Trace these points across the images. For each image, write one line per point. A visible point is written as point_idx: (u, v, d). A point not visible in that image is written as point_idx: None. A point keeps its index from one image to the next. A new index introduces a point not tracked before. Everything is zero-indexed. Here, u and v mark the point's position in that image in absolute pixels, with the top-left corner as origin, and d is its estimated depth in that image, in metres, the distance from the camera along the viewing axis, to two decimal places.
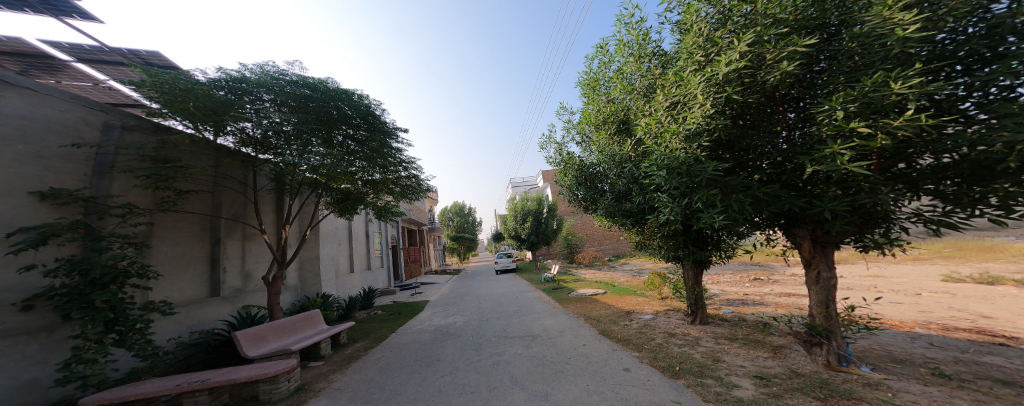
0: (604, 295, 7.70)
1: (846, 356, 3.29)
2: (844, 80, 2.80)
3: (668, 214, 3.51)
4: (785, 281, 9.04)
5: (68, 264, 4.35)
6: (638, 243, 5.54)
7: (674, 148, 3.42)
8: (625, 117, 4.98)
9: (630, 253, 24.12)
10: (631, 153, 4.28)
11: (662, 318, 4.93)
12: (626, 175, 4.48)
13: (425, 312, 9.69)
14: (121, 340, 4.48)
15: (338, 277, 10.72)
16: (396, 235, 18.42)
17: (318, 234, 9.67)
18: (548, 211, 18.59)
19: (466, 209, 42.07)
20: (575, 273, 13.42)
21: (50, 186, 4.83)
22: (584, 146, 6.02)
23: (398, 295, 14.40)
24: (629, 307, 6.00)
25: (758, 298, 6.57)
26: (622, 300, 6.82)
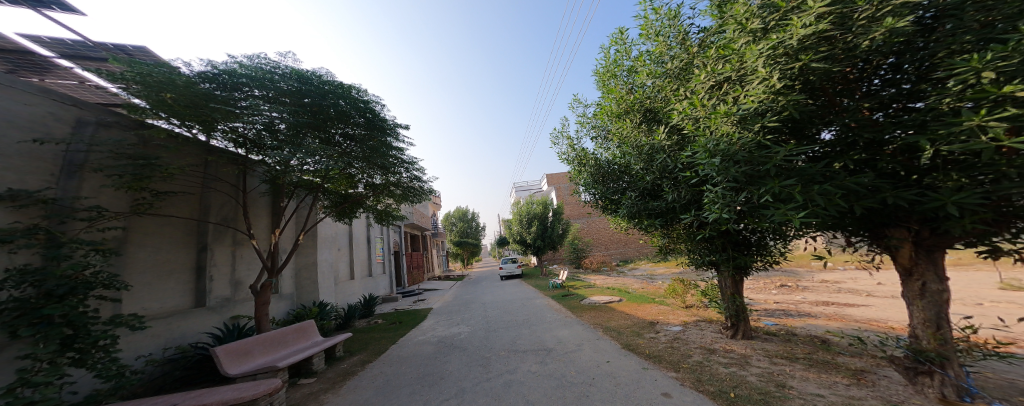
0: (622, 303, 7.19)
1: (968, 389, 2.74)
2: (975, 38, 2.23)
3: (717, 213, 3.05)
4: (819, 289, 8.47)
5: (17, 274, 3.69)
6: (661, 248, 5.04)
7: (725, 134, 2.97)
8: (655, 108, 4.49)
9: (638, 257, 23.57)
10: (662, 142, 3.84)
11: (694, 331, 4.41)
12: (657, 169, 4.04)
13: (429, 321, 9.09)
14: (81, 359, 3.77)
15: (337, 284, 10.18)
16: (399, 241, 17.89)
17: (314, 238, 9.10)
18: (554, 215, 18.08)
19: (469, 214, 41.71)
20: (585, 279, 12.87)
21: (11, 187, 4.24)
22: (600, 140, 5.59)
23: (400, 302, 13.84)
24: (652, 317, 5.48)
25: (799, 308, 6.02)
26: (642, 308, 6.31)
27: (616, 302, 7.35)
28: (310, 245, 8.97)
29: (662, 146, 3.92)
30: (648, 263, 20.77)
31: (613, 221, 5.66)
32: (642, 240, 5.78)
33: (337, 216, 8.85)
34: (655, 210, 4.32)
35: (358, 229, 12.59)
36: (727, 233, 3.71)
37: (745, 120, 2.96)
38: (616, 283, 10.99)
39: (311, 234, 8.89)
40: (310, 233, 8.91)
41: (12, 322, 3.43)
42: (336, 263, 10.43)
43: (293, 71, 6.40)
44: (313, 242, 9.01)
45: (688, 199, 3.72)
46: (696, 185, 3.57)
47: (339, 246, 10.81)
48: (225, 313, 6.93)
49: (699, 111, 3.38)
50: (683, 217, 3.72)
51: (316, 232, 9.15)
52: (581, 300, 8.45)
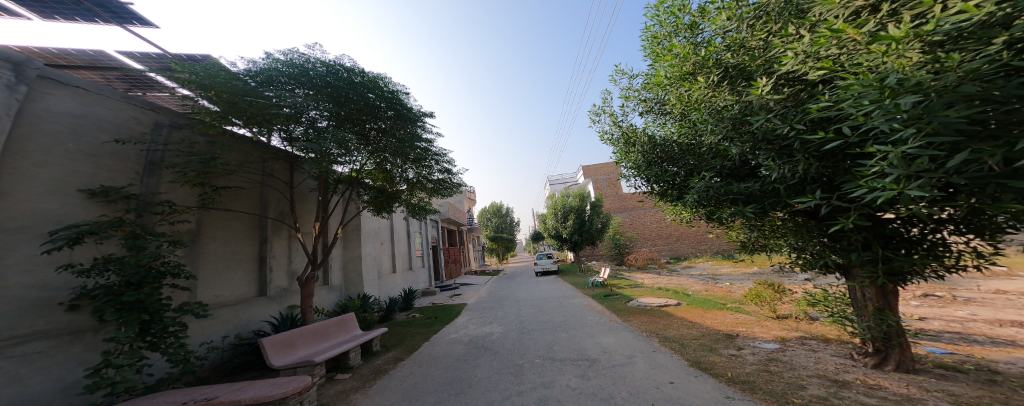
0: (676, 306, 5.96)
1: None
2: None
3: (914, 192, 1.59)
4: (944, 291, 6.42)
5: (102, 262, 3.37)
6: (743, 242, 3.77)
7: (898, 69, 1.70)
8: (735, 71, 2.98)
9: (691, 254, 21.12)
10: (762, 99, 2.43)
11: (800, 352, 3.14)
12: (739, 141, 2.69)
13: (463, 316, 8.80)
14: (156, 345, 3.47)
15: (380, 278, 10.26)
16: (436, 236, 18.03)
17: (365, 232, 9.27)
18: (593, 208, 16.81)
19: (505, 210, 41.74)
20: (629, 277, 11.57)
21: (103, 184, 4.08)
22: (648, 115, 4.27)
23: (439, 296, 13.85)
24: (726, 327, 4.24)
25: (938, 320, 4.34)
26: (708, 314, 5.05)
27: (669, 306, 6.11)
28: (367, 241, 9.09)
29: (763, 107, 2.51)
30: (704, 260, 18.41)
31: (670, 210, 4.64)
32: (711, 234, 4.58)
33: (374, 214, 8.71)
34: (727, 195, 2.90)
35: (398, 224, 12.74)
36: (878, 216, 2.40)
37: (939, 47, 1.70)
38: (667, 283, 9.57)
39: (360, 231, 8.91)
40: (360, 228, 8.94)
41: (99, 307, 3.26)
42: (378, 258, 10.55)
43: (323, 65, 5.91)
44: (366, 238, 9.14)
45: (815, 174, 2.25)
46: (827, 150, 2.28)
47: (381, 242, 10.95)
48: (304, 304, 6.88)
49: (836, 50, 2.05)
50: (793, 199, 2.39)
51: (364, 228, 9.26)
52: (625, 301, 7.34)
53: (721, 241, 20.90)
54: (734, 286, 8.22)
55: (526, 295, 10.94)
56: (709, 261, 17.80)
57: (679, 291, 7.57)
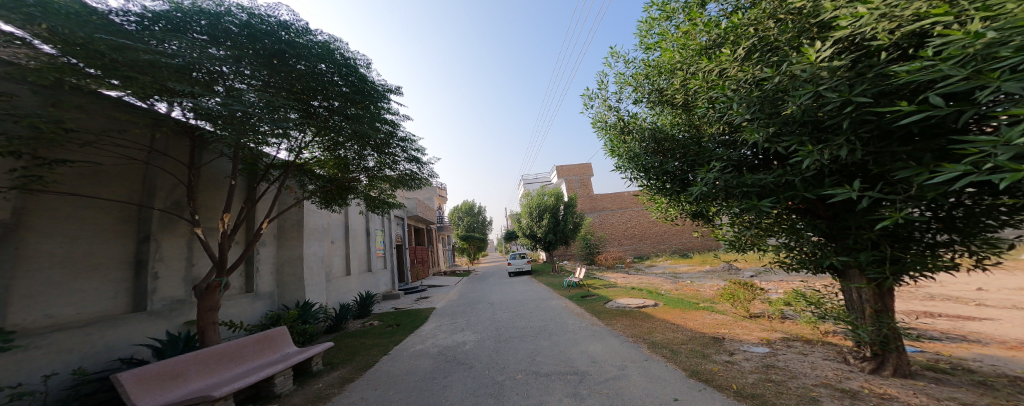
0: (663, 308, 5.94)
1: None
2: None
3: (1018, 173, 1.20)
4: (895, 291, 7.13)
5: None
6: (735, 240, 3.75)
7: None
8: (756, 48, 2.62)
9: (652, 253, 22.44)
10: (818, 64, 2.03)
11: (796, 357, 3.09)
12: (760, 124, 2.47)
13: (429, 323, 7.90)
14: None
15: (333, 281, 8.92)
16: (402, 233, 16.64)
17: (318, 228, 7.95)
18: (566, 208, 16.79)
19: (474, 208, 40.92)
20: (604, 277, 11.64)
21: None
22: (649, 103, 4.11)
23: (402, 300, 12.69)
24: (717, 330, 4.22)
25: (904, 318, 4.68)
26: (697, 316, 5.06)
27: (653, 308, 6.08)
28: (316, 236, 7.78)
29: (813, 79, 2.09)
30: (664, 260, 19.61)
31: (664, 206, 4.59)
32: (696, 231, 4.60)
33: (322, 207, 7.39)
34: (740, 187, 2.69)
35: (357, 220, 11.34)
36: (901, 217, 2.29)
37: None
38: (643, 283, 9.77)
39: (311, 224, 7.61)
40: (311, 222, 7.63)
41: None
42: (331, 258, 9.18)
43: (247, 13, 4.61)
44: (316, 234, 7.83)
45: (858, 158, 2.02)
46: (876, 132, 2.01)
47: (334, 239, 9.57)
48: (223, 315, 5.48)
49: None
50: (824, 190, 2.16)
51: (318, 224, 7.94)
52: (608, 303, 7.23)
53: (678, 242, 22.53)
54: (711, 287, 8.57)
55: (500, 297, 10.38)
56: (669, 261, 18.99)
57: (658, 293, 7.69)
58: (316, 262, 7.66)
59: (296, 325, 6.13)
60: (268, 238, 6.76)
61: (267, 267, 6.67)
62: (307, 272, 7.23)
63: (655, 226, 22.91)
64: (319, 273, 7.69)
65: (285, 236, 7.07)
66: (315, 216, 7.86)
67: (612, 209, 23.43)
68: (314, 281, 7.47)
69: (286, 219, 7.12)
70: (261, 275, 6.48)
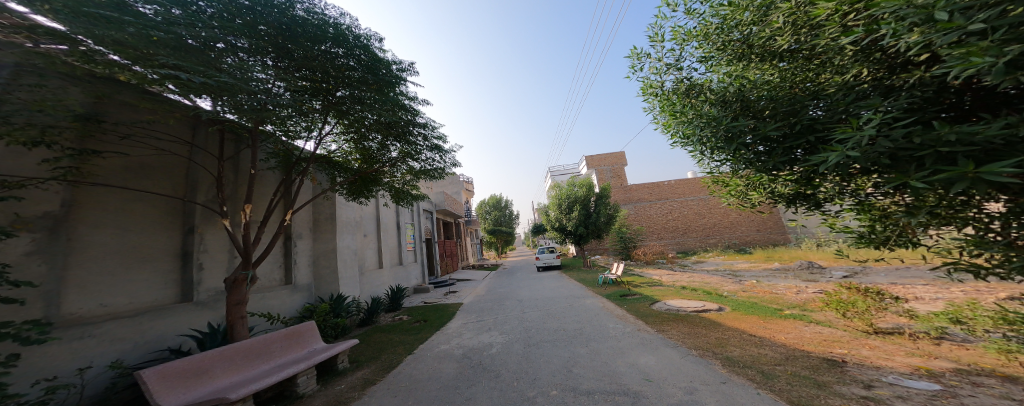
0: (728, 313, 4.73)
1: None
2: None
3: None
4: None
5: None
6: (870, 217, 2.65)
7: None
8: None
9: (699, 248, 20.13)
10: None
11: (1001, 403, 1.90)
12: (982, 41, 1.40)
13: (458, 320, 7.54)
14: None
15: (366, 275, 8.90)
16: (431, 228, 16.64)
17: (351, 220, 7.94)
18: (598, 198, 15.61)
19: (504, 203, 40.66)
20: (643, 273, 10.39)
21: None
22: (723, 61, 3.08)
23: (433, 294, 12.62)
24: (826, 348, 3.05)
25: None
26: (783, 327, 3.83)
27: (716, 313, 4.84)
28: (350, 230, 7.77)
29: None
30: (715, 255, 17.41)
31: (751, 188, 3.73)
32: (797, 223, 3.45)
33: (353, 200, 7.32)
34: (916, 151, 1.64)
35: (387, 215, 11.34)
36: None
37: None
38: (691, 280, 8.41)
39: (345, 218, 7.59)
40: (344, 216, 7.60)
41: None
42: (363, 251, 9.20)
43: None
44: (350, 227, 7.80)
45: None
46: None
47: (365, 233, 9.63)
48: (262, 307, 5.44)
49: None
50: None
51: (351, 218, 7.94)
52: (653, 305, 6.12)
53: (730, 235, 19.98)
54: (771, 285, 7.15)
55: (530, 294, 9.72)
56: (721, 256, 16.78)
57: (714, 292, 6.40)
58: (351, 255, 7.65)
59: (329, 318, 6.03)
60: (304, 233, 6.78)
61: (304, 260, 6.68)
62: (342, 265, 7.20)
63: (700, 217, 20.61)
64: (353, 267, 7.66)
65: (320, 230, 7.08)
66: (349, 210, 7.84)
67: (650, 200, 21.27)
68: (348, 274, 7.43)
69: (321, 211, 7.14)
70: (299, 267, 6.50)
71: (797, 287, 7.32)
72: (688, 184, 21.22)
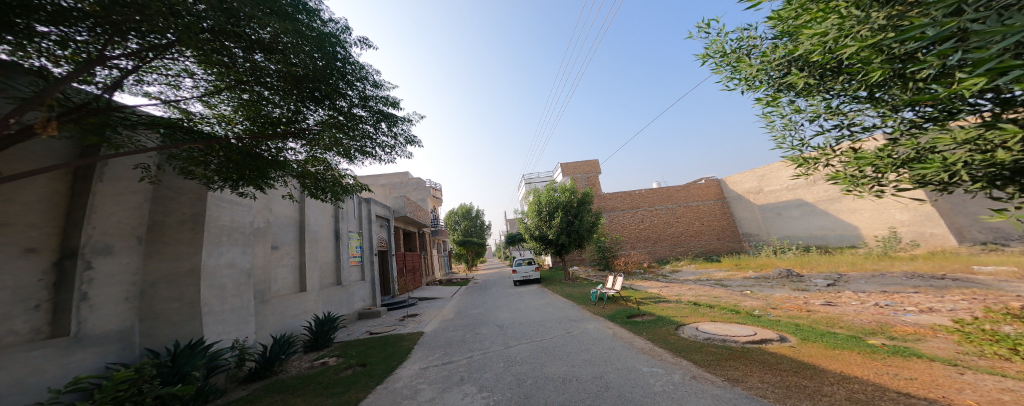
0: (806, 347, 3.39)
1: None
2: None
3: None
4: None
5: None
6: None
7: None
8: None
9: (670, 256, 20.14)
10: None
11: None
12: None
13: (406, 367, 5.34)
14: None
15: (271, 301, 6.52)
16: (388, 238, 14.09)
17: (237, 226, 5.54)
18: (580, 205, 14.33)
19: (473, 211, 38.60)
20: (638, 288, 9.13)
21: None
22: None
23: (384, 319, 10.22)
24: None
25: None
26: (933, 374, 2.51)
27: (784, 346, 3.50)
28: (228, 238, 5.32)
29: None
30: (687, 264, 17.33)
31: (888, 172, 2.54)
32: (1004, 212, 1.91)
33: (239, 194, 4.84)
34: None
35: (319, 220, 8.84)
36: None
37: None
38: (699, 296, 7.29)
39: (218, 222, 5.14)
40: (218, 219, 5.16)
41: None
42: (270, 270, 6.74)
43: None
44: (228, 236, 5.34)
45: None
46: None
47: (279, 245, 7.10)
48: None
49: None
50: None
51: (236, 221, 5.53)
52: (680, 333, 4.78)
53: (696, 244, 20.31)
54: (805, 304, 6.12)
55: (510, 316, 7.89)
56: (694, 265, 16.64)
57: (747, 314, 5.24)
58: (224, 275, 5.17)
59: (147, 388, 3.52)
60: (121, 247, 4.18)
61: (116, 292, 4.08)
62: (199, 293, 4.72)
63: (671, 226, 20.65)
64: (228, 296, 5.19)
65: (161, 242, 4.60)
66: (233, 213, 5.45)
67: (622, 209, 20.96)
68: (214, 307, 4.94)
69: (170, 211, 4.69)
70: (97, 305, 3.84)
71: (813, 301, 6.58)
72: (656, 194, 21.27)
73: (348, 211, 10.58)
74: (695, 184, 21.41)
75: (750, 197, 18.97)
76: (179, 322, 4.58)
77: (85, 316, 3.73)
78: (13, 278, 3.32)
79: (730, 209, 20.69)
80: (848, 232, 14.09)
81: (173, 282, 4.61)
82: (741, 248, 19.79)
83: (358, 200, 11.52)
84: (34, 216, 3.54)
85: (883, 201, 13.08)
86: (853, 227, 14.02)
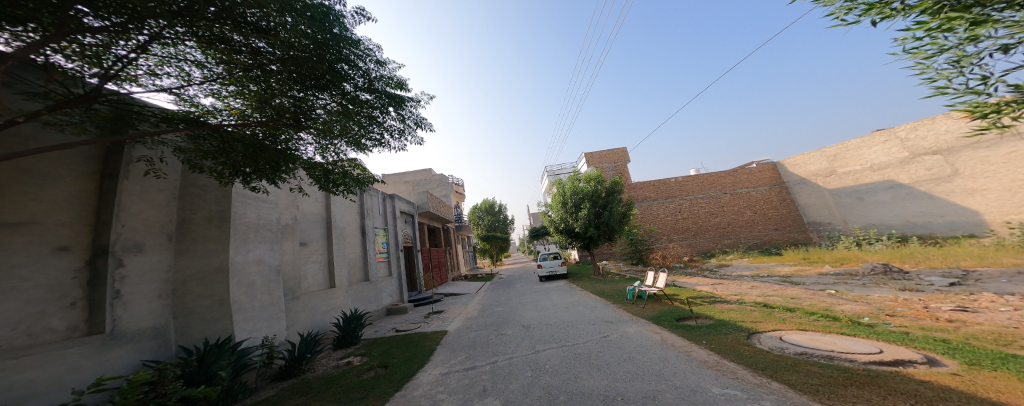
0: (981, 378, 2.25)
1: None
2: None
3: None
4: None
5: None
6: None
7: None
8: None
9: (715, 249, 18.08)
10: None
11: None
12: None
13: (431, 372, 4.83)
14: None
15: (302, 298, 6.42)
16: (413, 234, 14.00)
17: (264, 223, 5.33)
18: (610, 194, 13.14)
19: (498, 206, 38.54)
20: (683, 285, 7.90)
21: None
22: None
23: (411, 315, 10.06)
24: None
25: None
26: None
27: (940, 373, 2.39)
28: (255, 235, 5.09)
29: None
30: (737, 258, 15.33)
31: None
32: None
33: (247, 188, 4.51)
34: None
35: (345, 216, 8.75)
36: None
37: None
38: (764, 294, 6.04)
39: (245, 220, 4.91)
40: (245, 216, 4.93)
41: None
42: (299, 266, 6.64)
43: None
44: (256, 234, 5.12)
45: None
46: None
47: (306, 241, 7.02)
48: None
49: None
50: None
51: (263, 218, 5.33)
52: (756, 345, 3.60)
53: (746, 235, 18.02)
54: (918, 308, 4.70)
55: (537, 316, 7.17)
56: (746, 259, 14.64)
57: (849, 321, 3.95)
58: (253, 273, 4.94)
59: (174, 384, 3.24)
60: (151, 244, 4.04)
61: (148, 290, 3.96)
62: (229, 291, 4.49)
63: (715, 216, 18.50)
64: (258, 293, 4.98)
65: (190, 240, 4.45)
66: (259, 210, 5.24)
67: (657, 199, 19.12)
68: (244, 304, 4.71)
69: (197, 208, 4.51)
70: (129, 303, 3.73)
71: (935, 307, 5.02)
72: (696, 181, 19.16)
73: (373, 208, 10.53)
74: (743, 169, 18.95)
75: (817, 181, 16.33)
76: (211, 321, 4.40)
77: (118, 314, 3.61)
78: (44, 276, 3.18)
79: (790, 196, 18.00)
80: (964, 218, 11.24)
81: (203, 280, 4.42)
82: (805, 240, 17.20)
83: (382, 196, 11.47)
84: (62, 213, 3.38)
85: (1017, 181, 10.01)
86: (971, 212, 11.15)
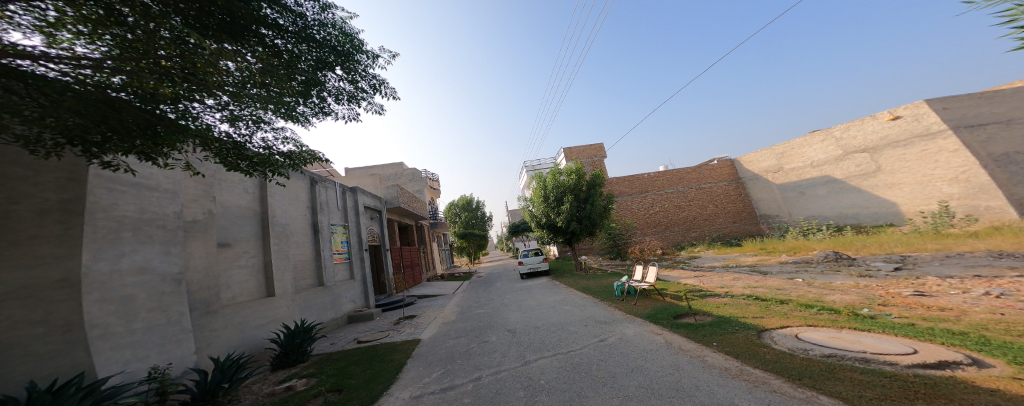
0: None
1: None
2: None
3: None
4: None
5: None
6: None
7: None
8: None
9: (684, 242, 18.94)
10: None
11: None
12: None
13: (394, 396, 3.95)
14: None
15: (224, 311, 5.13)
16: (381, 232, 12.65)
17: (151, 217, 4.18)
18: (589, 187, 12.82)
19: (472, 202, 37.45)
20: (667, 279, 7.88)
21: None
22: None
23: (378, 321, 8.94)
24: None
25: None
26: None
27: (992, 377, 2.13)
28: (133, 235, 3.93)
29: None
30: (704, 250, 16.14)
31: None
32: None
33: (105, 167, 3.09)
34: None
35: (290, 210, 7.39)
36: None
37: None
38: (753, 288, 5.96)
39: (113, 213, 3.76)
40: (114, 208, 3.79)
41: None
42: (219, 272, 5.33)
43: None
44: (133, 232, 3.96)
45: None
46: None
47: (228, 241, 5.66)
48: None
49: None
50: None
51: (148, 211, 4.17)
52: (773, 346, 3.23)
53: (711, 228, 19.08)
54: (907, 298, 4.66)
55: (523, 319, 6.55)
56: (713, 250, 15.48)
57: (851, 314, 3.76)
58: (128, 285, 3.81)
59: None
60: None
61: None
62: (83, 312, 3.34)
63: (684, 210, 19.35)
64: (139, 310, 3.85)
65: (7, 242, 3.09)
66: (141, 200, 4.10)
67: (631, 194, 19.60)
68: (114, 328, 3.58)
69: (24, 197, 3.22)
70: None
71: (903, 293, 5.18)
72: (666, 177, 19.91)
73: (329, 202, 9.12)
74: (707, 165, 20.02)
75: (768, 177, 17.62)
76: (47, 355, 3.15)
77: None
78: None
79: (747, 191, 19.32)
80: (884, 209, 12.64)
81: (33, 299, 3.16)
82: (758, 231, 18.59)
83: (341, 189, 10.04)
84: None
85: (927, 176, 11.35)
86: (890, 203, 12.54)
